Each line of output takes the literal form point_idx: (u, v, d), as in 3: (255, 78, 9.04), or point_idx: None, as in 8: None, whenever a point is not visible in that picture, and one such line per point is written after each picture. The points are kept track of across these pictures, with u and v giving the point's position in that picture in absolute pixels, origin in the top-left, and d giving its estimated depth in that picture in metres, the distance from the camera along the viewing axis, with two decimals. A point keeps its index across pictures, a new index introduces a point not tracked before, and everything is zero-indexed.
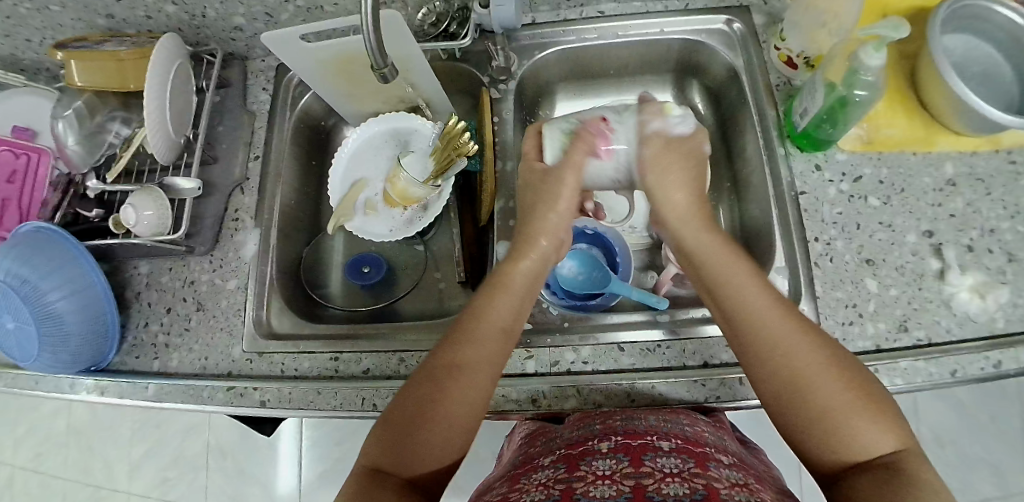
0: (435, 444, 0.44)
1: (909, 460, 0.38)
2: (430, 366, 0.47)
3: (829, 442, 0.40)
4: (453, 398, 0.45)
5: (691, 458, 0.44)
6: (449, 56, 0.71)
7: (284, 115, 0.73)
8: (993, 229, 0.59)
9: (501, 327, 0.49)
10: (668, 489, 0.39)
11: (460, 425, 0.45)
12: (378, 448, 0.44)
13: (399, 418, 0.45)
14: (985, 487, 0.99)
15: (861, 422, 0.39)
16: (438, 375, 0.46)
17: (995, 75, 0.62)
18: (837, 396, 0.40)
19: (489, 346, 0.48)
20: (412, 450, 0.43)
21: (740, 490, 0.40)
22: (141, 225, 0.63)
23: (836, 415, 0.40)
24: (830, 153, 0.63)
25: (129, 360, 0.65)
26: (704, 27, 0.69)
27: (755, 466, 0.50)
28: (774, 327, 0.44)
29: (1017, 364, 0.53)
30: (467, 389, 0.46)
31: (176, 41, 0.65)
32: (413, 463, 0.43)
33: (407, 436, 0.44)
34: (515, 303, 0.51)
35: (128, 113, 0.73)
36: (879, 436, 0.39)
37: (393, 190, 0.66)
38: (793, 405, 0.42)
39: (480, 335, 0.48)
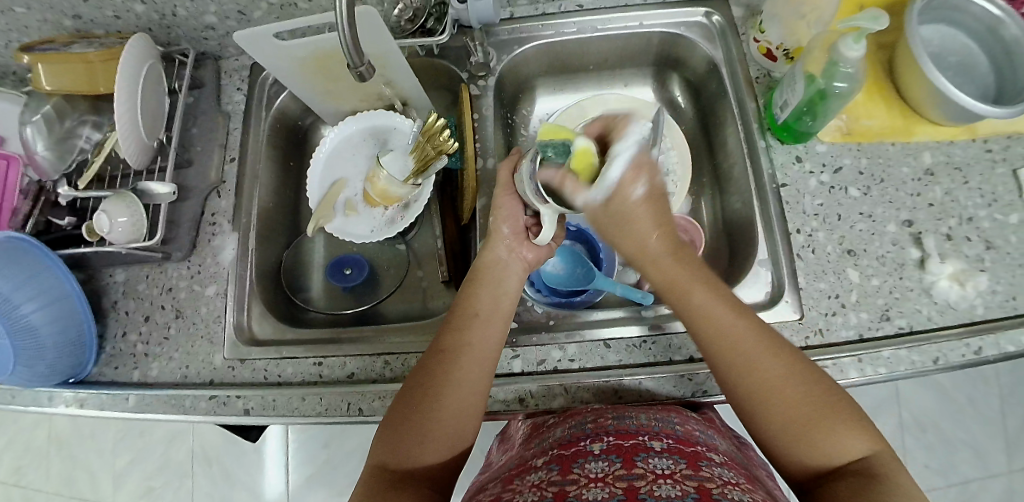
0: (439, 431, 0.45)
1: (875, 464, 0.40)
2: (429, 358, 0.49)
3: (802, 449, 0.41)
4: (454, 384, 0.46)
5: (683, 459, 0.44)
6: (426, 53, 0.69)
7: (260, 115, 0.72)
8: (971, 218, 0.59)
9: (489, 308, 0.51)
10: (660, 491, 0.39)
11: (460, 409, 0.46)
12: (384, 446, 0.45)
13: (401, 412, 0.46)
14: (966, 468, 1.01)
15: (824, 431, 0.41)
16: (440, 367, 0.47)
17: (970, 65, 0.63)
18: (802, 406, 0.42)
19: (481, 326, 0.50)
20: (418, 439, 0.45)
21: (734, 488, 0.40)
22: (115, 232, 0.61)
23: (802, 425, 0.42)
24: (810, 144, 0.63)
25: (108, 370, 0.64)
26: (684, 20, 0.68)
27: (747, 468, 0.50)
28: (744, 344, 0.45)
29: (996, 350, 0.54)
30: (463, 376, 0.47)
31: (146, 41, 0.63)
32: (419, 455, 0.44)
33: (412, 428, 0.45)
34: (496, 276, 0.53)
35: (98, 118, 0.71)
36: (845, 443, 0.41)
37: (373, 189, 0.65)
38: (760, 415, 0.43)
39: (467, 321, 0.50)
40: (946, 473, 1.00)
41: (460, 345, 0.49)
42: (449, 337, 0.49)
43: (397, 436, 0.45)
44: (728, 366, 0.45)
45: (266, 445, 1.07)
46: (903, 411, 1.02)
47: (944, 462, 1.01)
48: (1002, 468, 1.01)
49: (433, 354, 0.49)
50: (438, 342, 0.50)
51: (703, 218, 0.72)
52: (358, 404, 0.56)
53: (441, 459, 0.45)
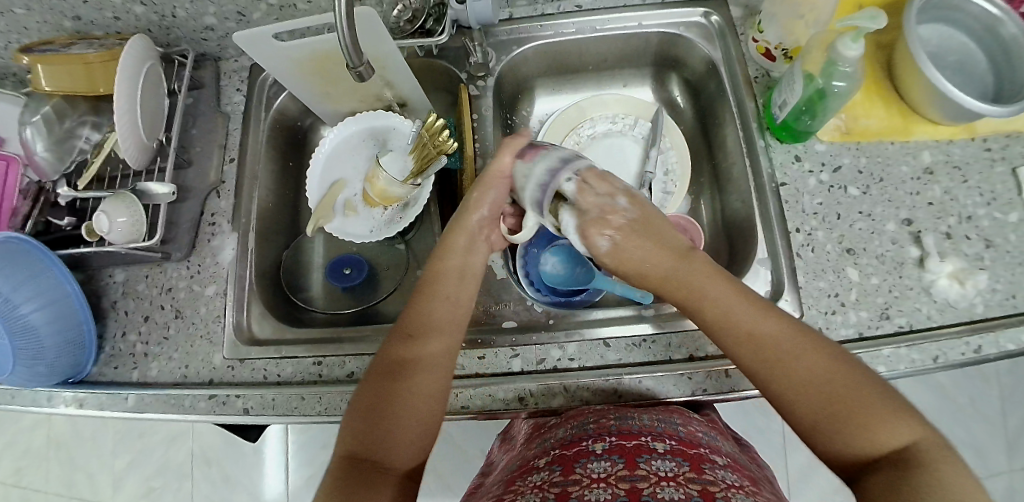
0: (407, 421, 0.44)
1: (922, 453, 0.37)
2: (390, 342, 0.48)
3: (843, 444, 0.39)
4: (419, 363, 0.46)
5: (686, 461, 0.44)
6: (425, 53, 0.69)
7: (259, 115, 0.72)
8: (971, 217, 0.59)
9: (450, 292, 0.51)
10: (663, 493, 0.39)
11: (428, 398, 0.45)
12: (353, 437, 0.44)
13: (366, 399, 0.45)
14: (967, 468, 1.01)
15: (864, 424, 0.39)
16: (401, 349, 0.47)
17: (968, 64, 0.63)
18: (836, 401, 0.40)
19: (444, 313, 0.50)
20: (386, 423, 0.44)
21: (737, 492, 0.40)
22: (114, 233, 0.61)
23: (840, 421, 0.39)
24: (809, 143, 0.63)
25: (107, 371, 0.64)
26: (682, 20, 0.69)
27: (749, 468, 0.50)
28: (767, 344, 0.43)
29: (996, 349, 0.54)
30: (426, 356, 0.47)
31: (146, 42, 0.63)
32: (391, 447, 0.43)
33: (379, 413, 0.44)
34: (462, 261, 0.53)
35: (98, 119, 0.71)
36: (887, 432, 0.38)
37: (372, 190, 0.65)
38: (795, 414, 0.41)
39: (432, 307, 0.50)
40: None
41: (423, 325, 0.48)
42: (413, 323, 0.49)
43: (364, 422, 0.44)
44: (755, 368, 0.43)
45: (266, 447, 1.07)
46: None
47: None
48: (1002, 468, 1.01)
49: (396, 341, 0.48)
50: (398, 328, 0.49)
51: (702, 217, 0.72)
52: None
53: (410, 451, 0.44)
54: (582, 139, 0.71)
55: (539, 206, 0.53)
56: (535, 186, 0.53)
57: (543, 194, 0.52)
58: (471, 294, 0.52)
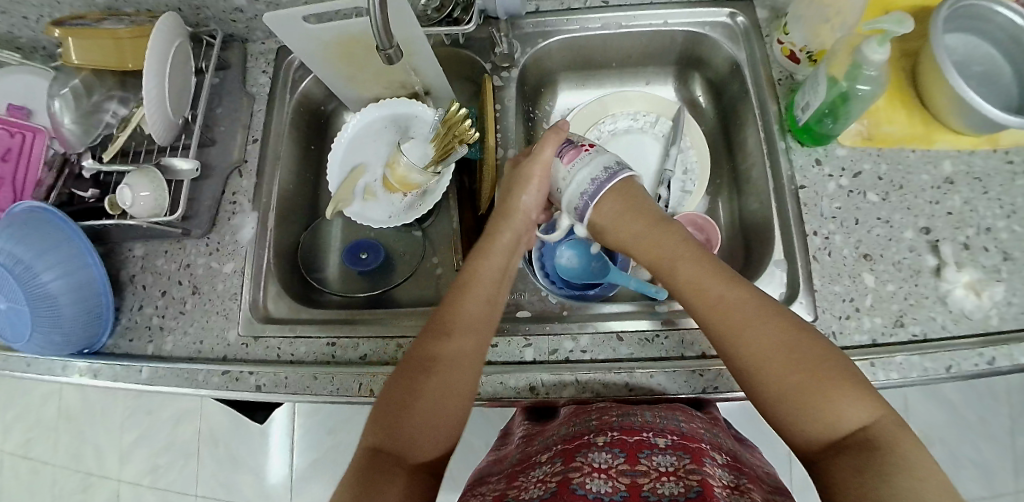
0: (432, 419, 0.45)
1: (878, 433, 0.38)
2: (422, 340, 0.49)
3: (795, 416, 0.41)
4: (447, 367, 0.47)
5: (687, 454, 0.44)
6: (451, 42, 0.70)
7: (284, 98, 0.72)
8: (990, 228, 0.59)
9: (484, 298, 0.51)
10: (663, 489, 0.40)
11: (454, 399, 0.46)
12: (380, 428, 0.45)
13: (394, 395, 0.46)
14: (972, 486, 1.00)
15: (825, 394, 0.40)
16: (431, 347, 0.48)
17: (994, 76, 0.63)
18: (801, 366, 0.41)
19: (475, 318, 0.50)
20: (413, 420, 0.45)
21: (735, 490, 0.40)
22: (137, 207, 0.62)
23: (799, 386, 0.40)
24: (830, 148, 0.63)
25: (122, 343, 0.65)
26: (708, 19, 0.69)
27: (751, 465, 0.51)
28: (736, 311, 0.44)
29: (1011, 361, 0.54)
30: (457, 356, 0.48)
31: (176, 20, 0.64)
32: (416, 444, 0.44)
33: (406, 408, 0.45)
34: (498, 269, 0.54)
35: (124, 93, 0.71)
36: (849, 408, 0.39)
37: (392, 175, 0.66)
38: (758, 388, 0.42)
39: (466, 310, 0.50)
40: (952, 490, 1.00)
41: (456, 326, 0.49)
42: (447, 323, 0.50)
43: (392, 417, 0.45)
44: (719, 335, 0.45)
45: (272, 429, 1.08)
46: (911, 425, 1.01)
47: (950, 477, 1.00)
48: (1007, 487, 1.00)
49: (427, 339, 0.49)
50: (431, 327, 0.50)
51: (719, 218, 0.72)
52: (370, 385, 0.57)
53: (432, 449, 0.45)
54: (603, 133, 0.72)
55: (578, 211, 0.55)
56: (576, 192, 0.54)
57: (585, 202, 0.53)
58: (502, 303, 0.53)
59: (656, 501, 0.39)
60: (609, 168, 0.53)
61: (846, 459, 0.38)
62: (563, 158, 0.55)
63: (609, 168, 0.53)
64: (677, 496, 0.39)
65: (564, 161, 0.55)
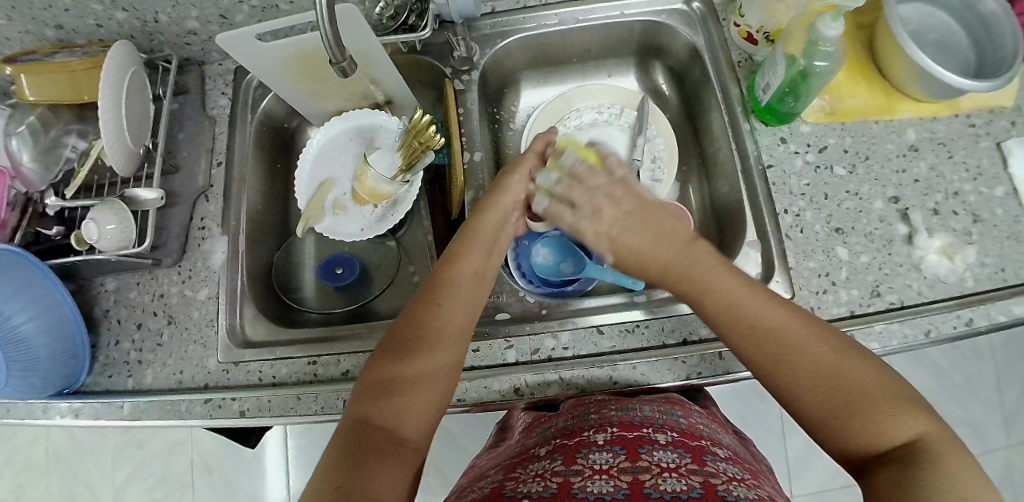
0: (422, 392, 0.45)
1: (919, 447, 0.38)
2: (409, 315, 0.49)
3: (842, 428, 0.40)
4: (434, 341, 0.47)
5: (687, 452, 0.44)
6: (409, 49, 0.70)
7: (245, 118, 0.72)
8: (957, 192, 0.60)
9: (472, 272, 0.53)
10: (665, 485, 0.39)
11: (443, 372, 0.47)
12: (366, 404, 0.44)
13: (381, 369, 0.46)
14: (965, 445, 1.01)
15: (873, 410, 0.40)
16: (417, 320, 0.49)
17: (949, 42, 0.63)
18: (851, 384, 0.41)
19: (464, 294, 0.51)
20: (400, 395, 0.44)
21: (738, 483, 0.40)
22: (104, 240, 0.61)
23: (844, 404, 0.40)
24: (794, 125, 0.64)
25: (102, 380, 0.63)
26: (664, 7, 0.69)
27: (752, 463, 0.50)
28: (776, 333, 0.44)
29: (988, 321, 0.54)
30: (444, 330, 0.48)
31: (129, 48, 0.64)
32: (403, 418, 0.44)
33: (393, 383, 0.45)
34: (484, 246, 0.55)
35: (84, 127, 0.70)
36: (897, 417, 0.39)
37: (362, 188, 0.65)
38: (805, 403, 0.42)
39: (454, 285, 0.51)
40: None
41: (445, 300, 0.50)
42: (436, 297, 0.50)
43: (378, 392, 0.45)
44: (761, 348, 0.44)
45: (266, 452, 1.07)
46: None
47: None
48: (1000, 445, 1.01)
49: (415, 315, 0.49)
50: (420, 301, 0.50)
51: (691, 204, 0.72)
52: None
53: (421, 422, 0.45)
54: (569, 130, 0.71)
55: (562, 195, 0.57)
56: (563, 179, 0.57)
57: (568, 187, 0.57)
58: (489, 279, 0.55)
59: (660, 497, 0.38)
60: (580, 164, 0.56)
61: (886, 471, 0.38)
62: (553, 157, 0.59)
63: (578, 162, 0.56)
64: (681, 494, 0.38)
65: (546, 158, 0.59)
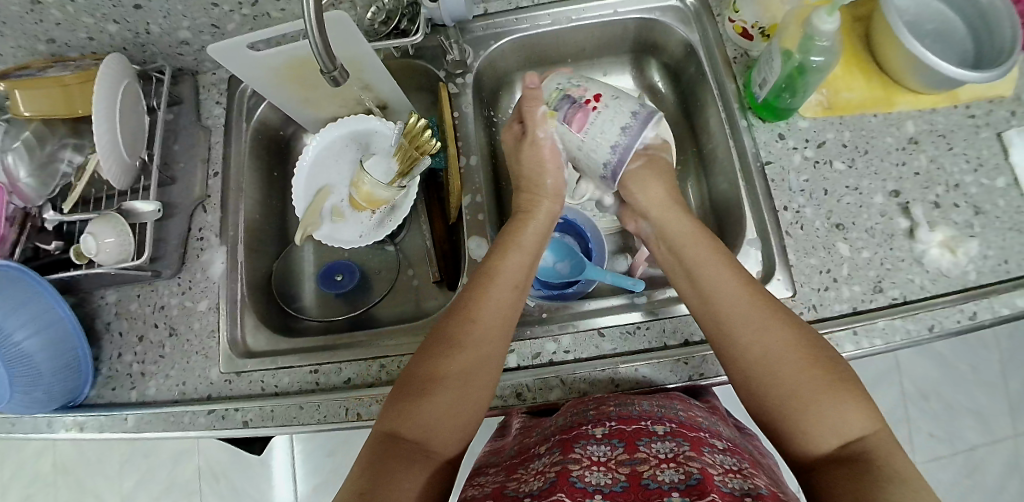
0: (454, 406, 0.45)
1: (879, 442, 0.40)
2: (447, 323, 0.50)
3: (798, 425, 0.42)
4: (471, 353, 0.48)
5: (686, 441, 0.44)
6: (402, 54, 0.69)
7: (240, 128, 0.71)
8: (958, 184, 0.59)
9: (512, 285, 0.52)
10: (664, 476, 0.40)
11: (478, 381, 0.47)
12: (395, 414, 0.45)
13: (415, 379, 0.47)
14: (971, 434, 1.01)
15: (839, 401, 0.41)
16: (455, 328, 0.49)
17: (947, 32, 0.63)
18: (815, 380, 0.42)
19: (503, 306, 0.51)
20: (434, 410, 0.45)
21: (734, 476, 0.40)
22: (103, 255, 0.61)
23: (812, 397, 0.42)
24: (792, 121, 0.63)
25: (105, 393, 0.63)
26: (658, 4, 0.68)
27: (748, 451, 0.50)
28: (748, 313, 0.47)
29: (991, 314, 0.54)
30: (479, 340, 0.48)
31: (120, 61, 0.63)
32: (435, 432, 0.44)
33: (426, 394, 0.45)
34: (526, 260, 0.55)
35: (79, 140, 0.70)
36: (848, 419, 0.41)
37: (358, 194, 0.65)
38: (766, 381, 0.44)
39: (491, 299, 0.51)
40: (952, 441, 1.01)
41: (482, 309, 0.50)
42: (472, 308, 0.50)
43: (410, 404, 0.45)
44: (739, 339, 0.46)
45: (273, 457, 1.08)
46: (903, 381, 1.03)
47: (949, 430, 1.01)
48: (1008, 433, 1.00)
49: (451, 322, 0.50)
50: (459, 310, 0.50)
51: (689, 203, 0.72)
52: (357, 409, 0.56)
53: (452, 435, 0.45)
54: None
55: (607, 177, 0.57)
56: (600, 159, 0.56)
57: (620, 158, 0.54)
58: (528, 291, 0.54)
59: (658, 489, 0.39)
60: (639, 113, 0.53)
61: (841, 469, 0.39)
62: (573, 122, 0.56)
63: (638, 113, 0.53)
64: (678, 485, 0.38)
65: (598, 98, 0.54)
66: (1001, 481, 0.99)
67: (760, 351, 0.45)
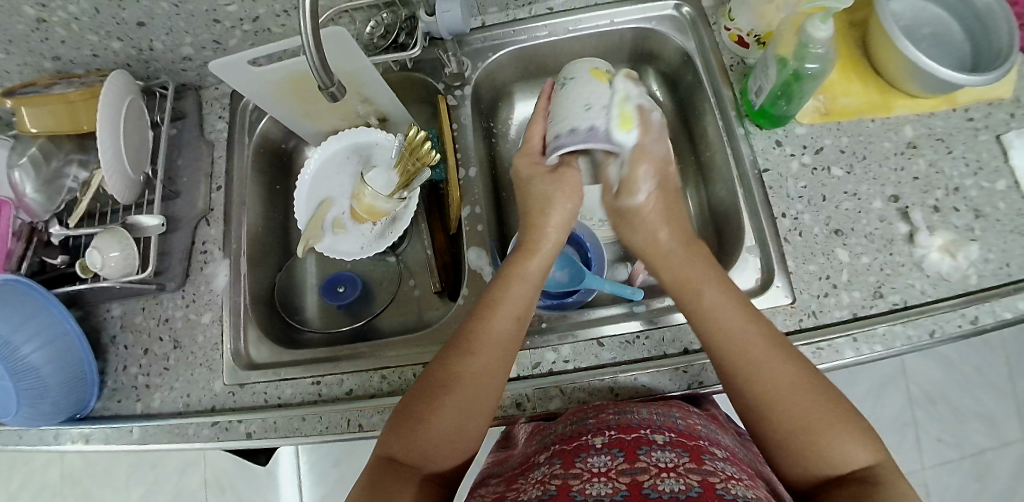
0: (451, 436, 0.45)
1: (885, 472, 0.40)
2: (447, 352, 0.49)
3: (804, 458, 0.41)
4: (470, 383, 0.47)
5: (685, 451, 0.44)
6: (400, 67, 0.70)
7: (242, 142, 0.72)
8: (958, 188, 0.59)
9: (513, 317, 0.51)
10: (664, 485, 0.40)
11: (475, 414, 0.46)
12: (393, 439, 0.45)
13: (411, 407, 0.46)
14: (979, 438, 1.00)
15: (840, 432, 0.41)
16: (453, 357, 0.48)
17: (944, 36, 0.63)
18: (823, 413, 0.41)
19: (505, 335, 0.50)
20: (431, 439, 0.45)
21: (737, 482, 0.40)
22: (108, 269, 0.62)
23: (812, 431, 0.41)
24: (789, 127, 0.63)
25: (111, 405, 0.64)
26: (654, 14, 0.69)
27: (748, 460, 0.50)
28: (751, 347, 0.45)
29: (993, 318, 0.54)
30: (477, 373, 0.47)
31: (125, 78, 0.64)
32: (432, 458, 0.45)
33: (422, 423, 0.45)
34: (527, 293, 0.53)
35: (85, 156, 0.72)
36: (855, 451, 0.40)
37: (360, 206, 0.65)
38: (773, 416, 0.43)
39: (492, 330, 0.49)
40: (959, 445, 1.00)
41: (480, 343, 0.49)
42: (471, 342, 0.49)
43: (408, 430, 0.45)
44: (737, 371, 0.45)
45: (279, 467, 1.08)
46: (909, 385, 1.02)
47: (956, 434, 1.00)
48: (1017, 436, 0.99)
49: (452, 351, 0.49)
50: (458, 342, 0.49)
51: (688, 209, 0.72)
52: (358, 420, 0.57)
53: (448, 461, 0.45)
54: None
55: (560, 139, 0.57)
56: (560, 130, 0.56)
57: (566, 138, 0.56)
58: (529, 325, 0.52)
59: (658, 498, 0.38)
60: (617, 142, 0.53)
61: (847, 493, 0.39)
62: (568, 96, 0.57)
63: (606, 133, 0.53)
64: (679, 495, 0.38)
65: (602, 95, 0.53)
66: (1010, 485, 0.98)
67: (766, 386, 0.43)
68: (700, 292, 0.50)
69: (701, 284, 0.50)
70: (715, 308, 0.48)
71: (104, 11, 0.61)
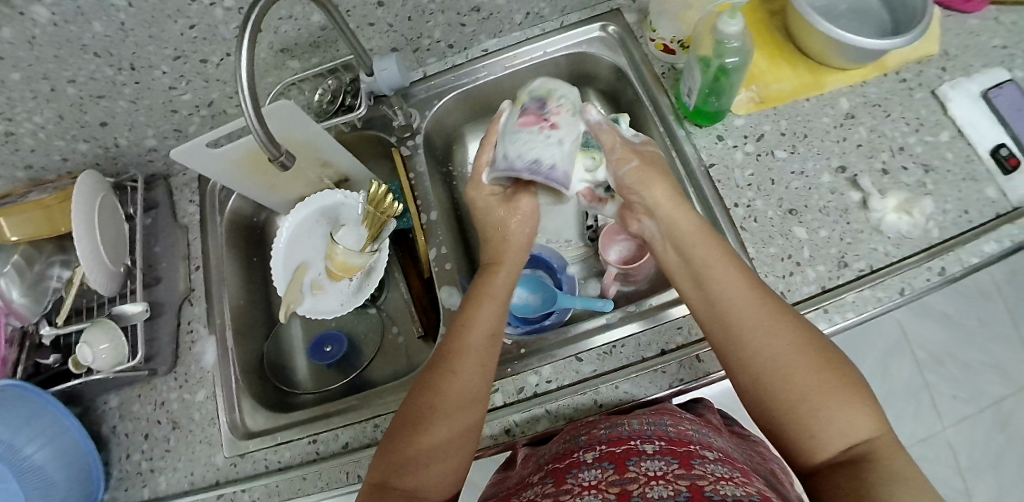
0: (437, 460, 0.46)
1: (882, 444, 0.40)
2: (427, 374, 0.49)
3: (801, 428, 0.41)
4: (450, 403, 0.47)
5: (676, 459, 0.44)
6: (352, 128, 0.73)
7: (215, 221, 0.75)
8: (903, 148, 0.61)
9: (485, 334, 0.50)
10: (652, 492, 0.40)
11: (460, 434, 0.47)
12: (384, 466, 0.46)
13: (399, 434, 0.47)
14: (995, 388, 0.93)
15: (840, 401, 0.40)
16: (432, 381, 0.48)
17: (860, 10, 0.66)
18: (824, 382, 0.41)
19: (480, 354, 0.49)
20: (419, 465, 0.45)
21: (725, 483, 0.40)
22: (98, 360, 0.63)
23: (813, 401, 0.41)
24: (728, 121, 0.66)
25: (119, 495, 0.64)
26: (583, 38, 0.72)
27: (745, 459, 0.50)
28: (756, 314, 0.45)
29: (960, 266, 0.55)
30: (458, 394, 0.47)
31: (95, 176, 0.68)
32: (424, 484, 0.45)
33: (409, 449, 0.46)
34: (499, 310, 0.52)
35: (65, 256, 0.74)
36: (858, 420, 0.40)
37: (334, 264, 0.68)
38: (773, 381, 0.42)
39: (470, 345, 0.49)
40: None
41: (457, 359, 0.49)
42: (447, 363, 0.49)
43: (396, 458, 0.46)
44: (737, 349, 0.45)
45: None
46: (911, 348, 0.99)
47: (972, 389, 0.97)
48: None
49: (431, 374, 0.49)
50: (437, 363, 0.50)
51: None
52: (357, 471, 0.57)
53: (440, 485, 0.46)
54: None
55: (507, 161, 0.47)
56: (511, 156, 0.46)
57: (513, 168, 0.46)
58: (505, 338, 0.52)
59: None
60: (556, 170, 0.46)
61: (846, 473, 0.39)
62: (525, 118, 0.46)
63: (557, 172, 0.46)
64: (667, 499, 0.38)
65: (521, 122, 0.46)
66: None
67: (769, 355, 0.43)
68: (709, 267, 0.48)
69: (706, 260, 0.48)
70: (719, 281, 0.47)
71: (68, 116, 0.64)
